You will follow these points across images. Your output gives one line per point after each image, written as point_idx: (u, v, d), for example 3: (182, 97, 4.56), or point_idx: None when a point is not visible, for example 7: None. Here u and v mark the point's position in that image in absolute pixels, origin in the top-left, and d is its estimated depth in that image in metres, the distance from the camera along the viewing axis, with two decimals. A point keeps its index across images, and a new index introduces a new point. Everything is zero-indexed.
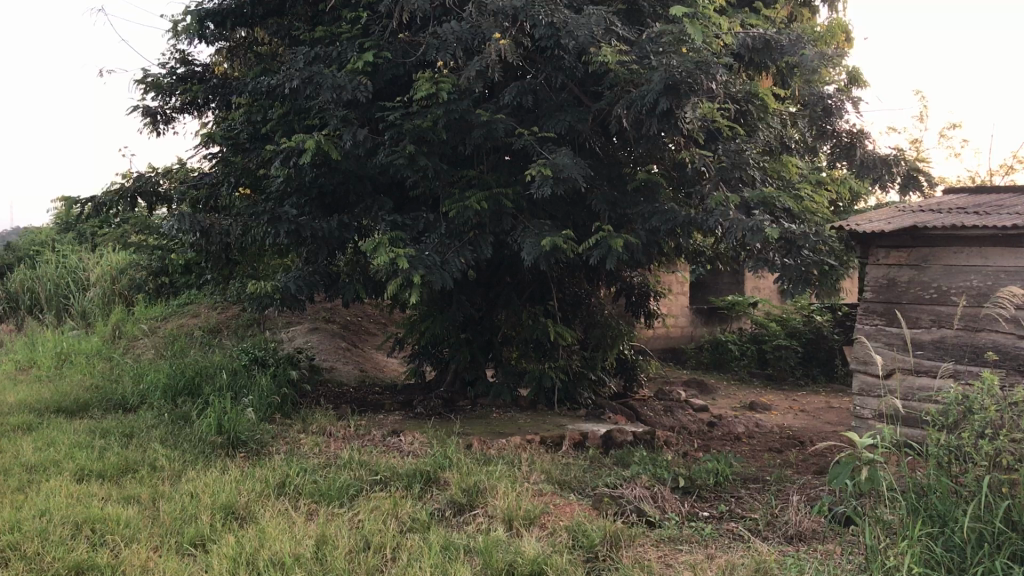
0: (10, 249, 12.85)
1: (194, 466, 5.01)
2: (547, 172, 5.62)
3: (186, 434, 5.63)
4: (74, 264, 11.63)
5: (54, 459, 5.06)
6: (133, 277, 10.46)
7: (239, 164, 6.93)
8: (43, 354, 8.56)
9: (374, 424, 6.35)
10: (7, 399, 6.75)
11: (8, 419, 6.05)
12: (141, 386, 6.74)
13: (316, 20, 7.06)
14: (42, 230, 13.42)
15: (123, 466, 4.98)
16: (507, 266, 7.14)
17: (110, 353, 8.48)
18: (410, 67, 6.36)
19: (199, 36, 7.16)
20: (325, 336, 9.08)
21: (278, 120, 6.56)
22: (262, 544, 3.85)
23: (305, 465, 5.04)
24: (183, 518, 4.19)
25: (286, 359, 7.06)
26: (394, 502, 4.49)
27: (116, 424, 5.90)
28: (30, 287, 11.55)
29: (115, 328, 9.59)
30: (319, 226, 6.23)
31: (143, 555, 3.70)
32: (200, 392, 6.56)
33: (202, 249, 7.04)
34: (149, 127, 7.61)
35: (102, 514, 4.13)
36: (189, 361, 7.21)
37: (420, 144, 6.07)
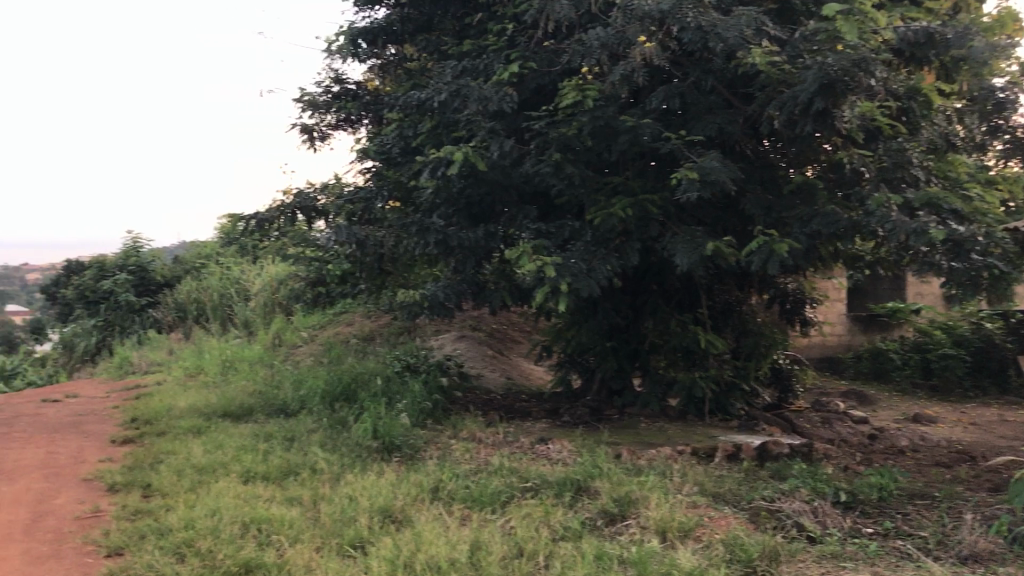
0: (178, 263, 13.70)
1: (351, 470, 5.15)
2: (695, 176, 5.50)
3: (343, 439, 5.80)
4: (237, 276, 12.24)
5: (224, 461, 5.30)
6: (291, 288, 10.92)
7: (391, 177, 7.12)
8: (211, 361, 9.02)
9: (523, 432, 6.37)
10: (179, 403, 7.13)
11: (180, 423, 6.39)
12: (301, 392, 6.99)
13: (463, 33, 7.19)
14: (207, 244, 14.21)
15: (286, 469, 5.18)
16: (655, 273, 7.05)
17: (271, 360, 8.86)
18: (555, 76, 6.38)
19: (352, 54, 7.44)
20: (473, 344, 9.19)
21: (427, 133, 6.71)
22: (418, 547, 3.91)
23: (457, 471, 5.10)
24: (343, 520, 4.31)
25: (436, 366, 7.18)
26: (546, 510, 4.48)
27: (278, 428, 6.15)
28: (197, 298, 12.23)
29: (275, 336, 10.02)
30: (466, 236, 6.31)
31: (306, 556, 3.83)
32: (356, 398, 6.75)
33: (356, 260, 7.26)
34: (307, 144, 7.93)
35: (267, 515, 4.29)
36: (346, 368, 7.45)
37: (565, 152, 6.07)
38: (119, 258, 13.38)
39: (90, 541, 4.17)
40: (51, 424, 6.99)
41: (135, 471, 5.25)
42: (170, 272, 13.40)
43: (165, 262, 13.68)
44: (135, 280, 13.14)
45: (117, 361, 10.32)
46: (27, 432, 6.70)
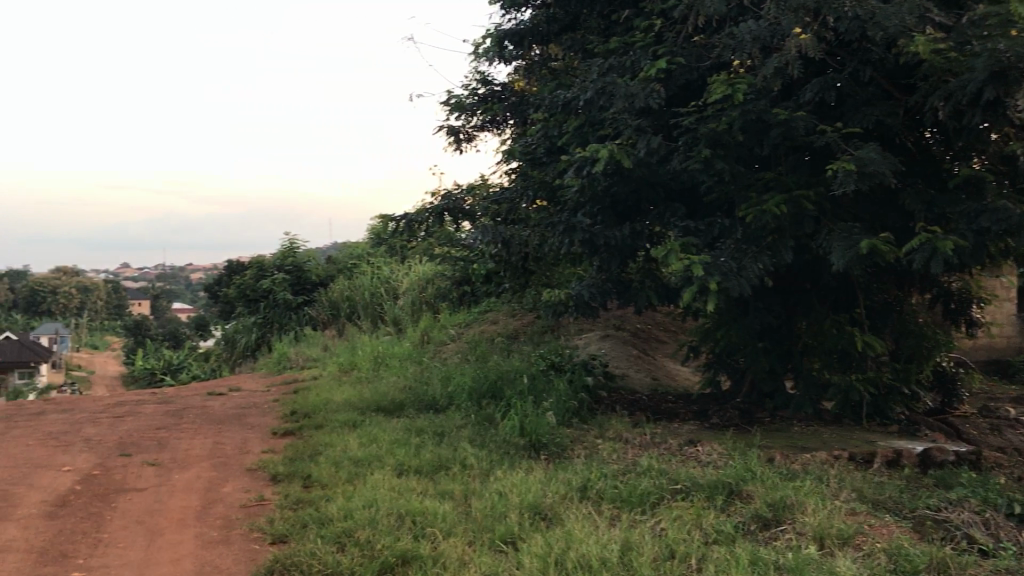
0: (331, 262, 14.21)
1: (501, 466, 5.21)
2: (852, 168, 5.27)
3: (491, 435, 5.88)
4: (386, 275, 12.57)
5: (378, 455, 5.46)
6: (439, 286, 11.14)
7: (537, 176, 7.16)
8: (362, 357, 9.30)
9: (671, 433, 6.29)
10: (334, 397, 7.39)
11: (336, 416, 6.61)
12: (449, 388, 7.12)
13: (609, 31, 7.17)
14: (358, 244, 14.68)
15: (437, 463, 5.29)
16: (808, 271, 6.83)
17: (420, 357, 9.06)
18: (704, 70, 6.27)
19: (498, 56, 7.55)
20: (618, 343, 9.15)
21: (573, 132, 6.72)
22: (570, 545, 3.91)
23: (605, 471, 5.08)
24: (494, 515, 4.37)
25: (581, 365, 7.18)
26: (697, 512, 4.41)
27: (428, 424, 6.28)
28: (348, 296, 12.64)
29: (423, 334, 10.25)
30: (612, 234, 6.28)
31: (460, 550, 3.90)
32: (503, 396, 6.83)
33: (502, 259, 7.35)
34: (454, 146, 8.08)
35: (421, 508, 4.39)
36: (493, 367, 7.54)
37: (714, 148, 5.96)
38: (276, 259, 14.03)
39: (257, 529, 4.38)
40: (218, 416, 7.37)
41: (295, 463, 5.48)
42: (324, 271, 13.91)
43: (318, 262, 14.21)
44: (291, 280, 13.70)
45: (275, 357, 10.80)
46: (197, 423, 7.10)
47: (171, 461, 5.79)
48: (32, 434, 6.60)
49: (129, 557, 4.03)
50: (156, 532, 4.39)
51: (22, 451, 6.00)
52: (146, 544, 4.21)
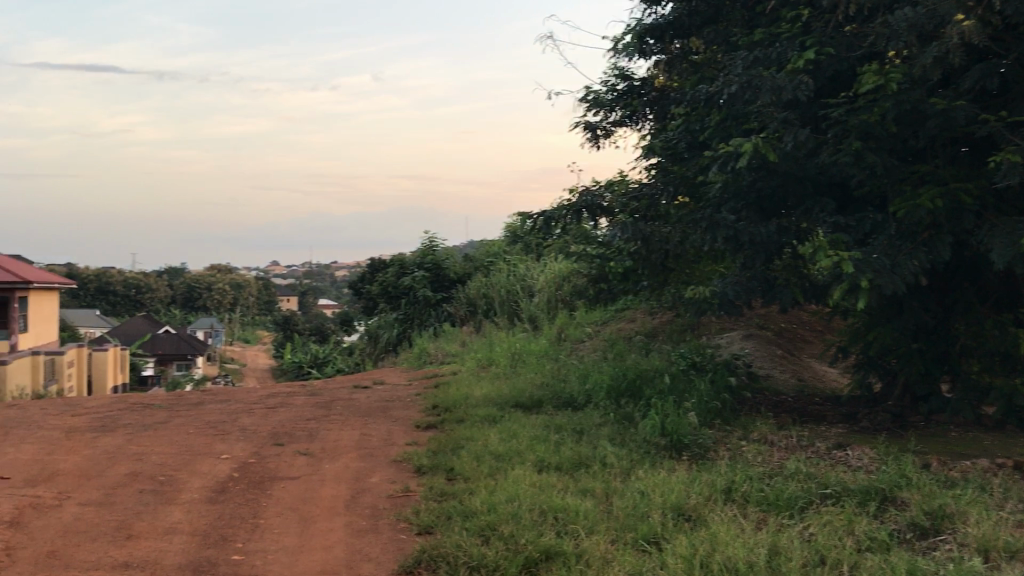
0: (468, 260, 14.41)
1: (641, 465, 5.17)
2: (1017, 160, 4.98)
3: (632, 434, 5.83)
4: (523, 272, 12.62)
5: (519, 450, 5.50)
6: (575, 284, 11.13)
7: (678, 172, 7.06)
8: (500, 353, 9.39)
9: (819, 436, 6.09)
10: (474, 392, 7.49)
11: (477, 411, 6.69)
12: (588, 386, 7.10)
13: (753, 23, 6.99)
14: (494, 242, 14.85)
15: (577, 460, 5.29)
16: (968, 268, 6.48)
17: (558, 354, 9.07)
18: (855, 60, 6.04)
19: (639, 51, 7.49)
20: (761, 343, 8.92)
21: (716, 127, 6.59)
22: (715, 548, 3.84)
23: (750, 473, 4.96)
24: (636, 515, 4.33)
25: (723, 365, 7.03)
26: (848, 518, 4.26)
27: (568, 421, 6.28)
28: (485, 293, 12.78)
29: (560, 331, 10.27)
30: (757, 230, 6.12)
31: (603, 548, 3.88)
32: (642, 394, 6.76)
33: (642, 257, 7.27)
34: (592, 142, 8.04)
35: (564, 505, 4.40)
36: (632, 365, 7.48)
37: (866, 140, 5.72)
38: (416, 257, 14.35)
39: (404, 519, 4.49)
40: (363, 409, 7.59)
41: (439, 456, 5.59)
42: (461, 268, 14.12)
43: (457, 260, 14.43)
44: (430, 277, 13.98)
45: (416, 352, 11.05)
46: (344, 415, 7.33)
47: (320, 451, 6.01)
48: (193, 423, 6.98)
49: (285, 542, 4.20)
50: (309, 519, 4.56)
51: (184, 438, 6.35)
52: (300, 530, 4.38)
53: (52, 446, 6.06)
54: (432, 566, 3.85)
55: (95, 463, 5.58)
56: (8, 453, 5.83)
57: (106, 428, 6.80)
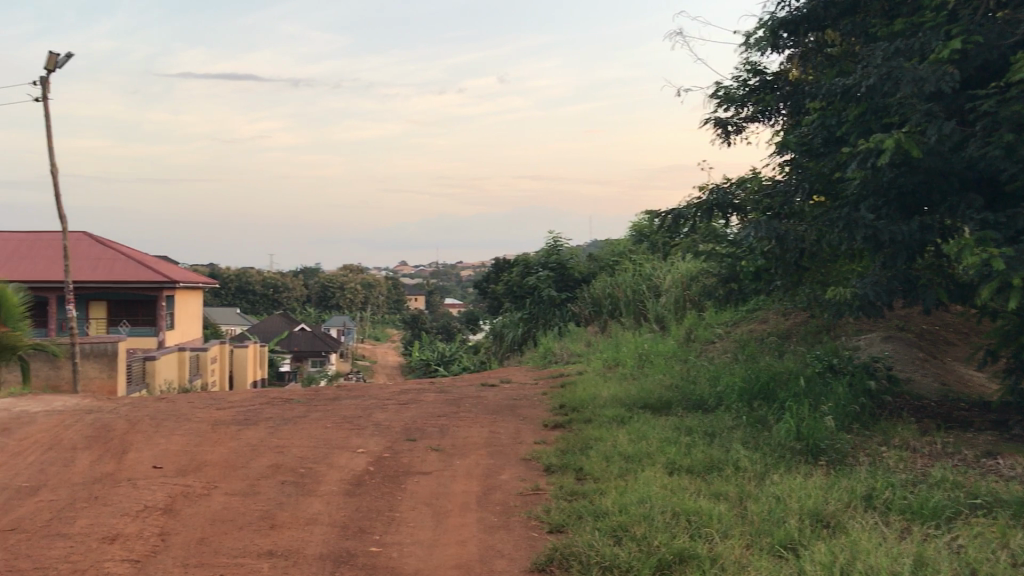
0: (593, 259, 14.38)
1: (776, 470, 5.04)
2: None
3: (765, 438, 5.69)
4: (649, 272, 12.43)
5: (649, 452, 5.44)
6: (703, 283, 10.96)
7: (813, 169, 6.86)
8: (627, 354, 9.32)
9: (966, 443, 5.80)
10: (603, 392, 7.46)
11: (605, 411, 6.66)
12: (718, 388, 6.97)
13: (894, 12, 6.70)
14: (619, 241, 14.76)
15: (709, 463, 5.20)
16: None
17: (686, 355, 8.94)
18: (1006, 48, 5.72)
19: (772, 46, 7.28)
20: (901, 346, 8.57)
21: (853, 121, 6.36)
22: (856, 556, 3.70)
23: (893, 480, 4.77)
24: (772, 520, 4.23)
25: (862, 368, 6.78)
26: (1002, 530, 4.04)
27: (699, 424, 6.19)
28: (611, 293, 12.71)
29: (688, 332, 10.13)
30: (898, 228, 5.88)
31: (738, 552, 3.80)
32: (776, 397, 6.60)
33: (775, 256, 7.09)
34: (722, 139, 7.90)
35: (696, 508, 4.33)
36: (764, 367, 7.30)
37: (1018, 131, 5.42)
38: (541, 257, 14.41)
39: (535, 518, 4.52)
40: (491, 407, 7.67)
41: (568, 456, 5.59)
42: (586, 268, 14.09)
43: (582, 259, 14.39)
44: (555, 276, 14.01)
45: (542, 352, 11.10)
46: (473, 412, 7.43)
47: (451, 447, 6.11)
48: (329, 417, 7.21)
49: (420, 536, 4.29)
50: (442, 513, 4.64)
51: (322, 432, 6.57)
52: (434, 525, 4.46)
53: (200, 438, 6.37)
54: (564, 565, 3.86)
55: (240, 454, 5.84)
56: (161, 443, 6.15)
57: (248, 421, 7.10)
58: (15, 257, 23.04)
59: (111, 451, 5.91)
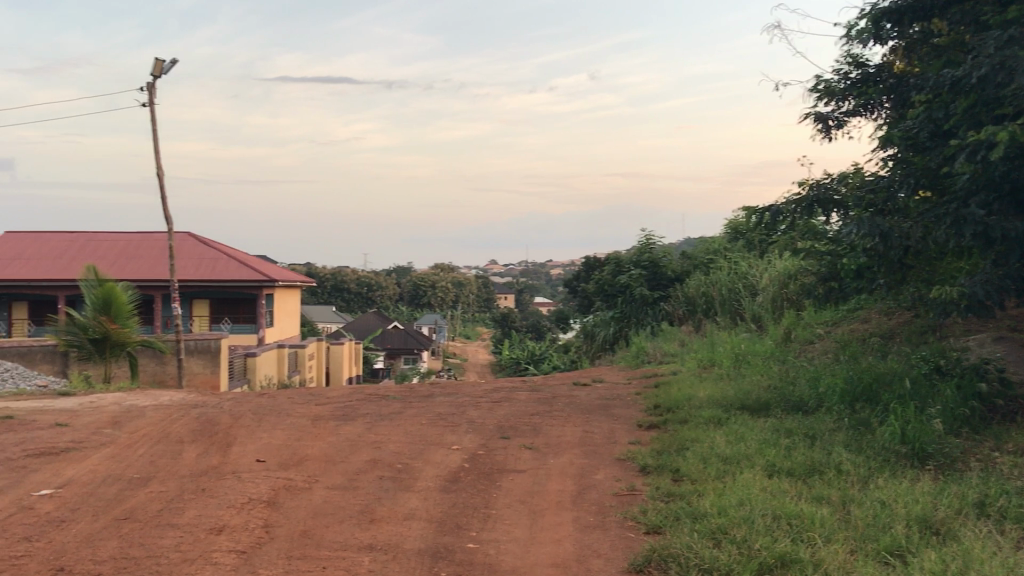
0: (686, 257, 14.21)
1: (881, 474, 4.89)
2: None
3: (869, 441, 5.52)
4: (744, 270, 12.17)
5: (747, 454, 5.34)
6: (801, 282, 10.69)
7: (919, 163, 6.62)
8: (723, 354, 9.17)
9: None
10: (698, 392, 7.35)
11: (701, 412, 6.56)
12: (819, 390, 6.80)
13: None
14: (713, 239, 14.54)
15: (810, 466, 5.08)
16: None
17: (784, 355, 8.74)
18: None
19: (874, 36, 7.07)
20: (1013, 347, 8.21)
21: (963, 114, 6.12)
22: (969, 564, 3.56)
23: (1007, 487, 4.57)
24: (878, 526, 4.10)
25: (971, 371, 6.52)
26: None
27: (798, 426, 6.04)
28: (705, 292, 12.52)
29: (786, 332, 9.91)
30: (1012, 224, 5.63)
31: (843, 558, 3.69)
32: (879, 399, 6.40)
33: (878, 254, 6.87)
34: (822, 134, 7.70)
35: (798, 512, 4.23)
36: (866, 368, 7.09)
37: None
38: (634, 255, 14.30)
39: (632, 518, 4.49)
40: (585, 406, 7.64)
41: (664, 457, 5.53)
42: (679, 266, 13.92)
43: (675, 258, 14.22)
44: (648, 275, 13.87)
45: (635, 351, 11.01)
46: (567, 411, 7.41)
47: (545, 446, 6.10)
48: (424, 414, 7.29)
49: (516, 534, 4.30)
50: (538, 512, 4.64)
51: (417, 429, 6.64)
52: (530, 523, 4.47)
53: (300, 433, 6.52)
54: (663, 566, 3.82)
55: (339, 449, 5.95)
56: (263, 438, 6.31)
57: (346, 417, 7.23)
58: (123, 257, 23.99)
59: (216, 445, 6.09)
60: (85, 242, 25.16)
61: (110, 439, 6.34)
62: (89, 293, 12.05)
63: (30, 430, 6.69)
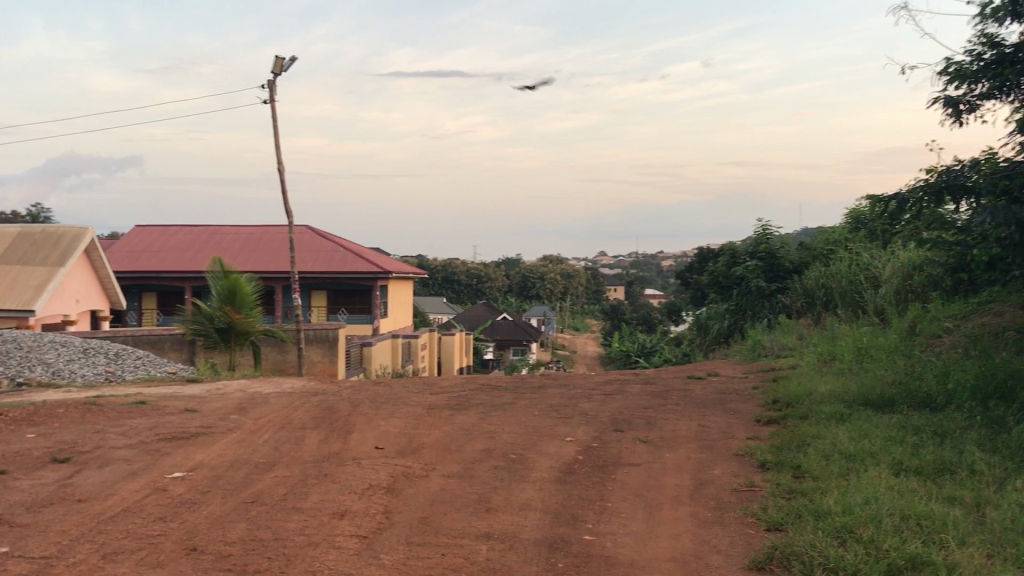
0: (805, 248, 13.85)
1: (1018, 476, 4.65)
2: None
3: (1004, 441, 5.26)
4: (866, 261, 11.73)
5: (872, 452, 5.16)
6: (928, 273, 10.26)
7: None
8: (844, 348, 8.88)
9: None
10: (818, 387, 7.14)
11: (822, 407, 6.37)
12: (948, 386, 6.51)
13: None
14: (833, 228, 14.12)
15: (940, 466, 4.87)
16: None
17: (910, 349, 8.40)
18: None
19: (1011, 14, 6.71)
20: None
21: None
22: None
23: None
24: (1017, 530, 3.89)
25: None
26: None
27: (927, 423, 5.80)
28: (824, 283, 12.16)
29: (911, 326, 9.53)
30: None
31: (979, 562, 3.52)
32: (1015, 397, 6.09)
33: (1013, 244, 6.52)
34: (952, 118, 7.36)
35: (929, 513, 4.06)
36: (1000, 364, 6.75)
37: None
38: (749, 246, 14.02)
39: (751, 515, 4.40)
40: (701, 400, 7.52)
41: (783, 453, 5.40)
42: (797, 257, 13.56)
43: (792, 249, 13.86)
44: (764, 266, 13.58)
45: (751, 344, 10.80)
46: (681, 405, 7.32)
47: (660, 440, 6.03)
48: (537, 405, 7.30)
49: (633, 527, 4.26)
50: (654, 506, 4.59)
51: (532, 420, 6.67)
52: (647, 517, 4.42)
53: (416, 422, 6.62)
54: (785, 564, 3.72)
55: (454, 438, 6.02)
56: (381, 425, 6.44)
57: (460, 406, 7.31)
58: (245, 250, 24.88)
59: (336, 432, 6.25)
60: (210, 235, 26.19)
61: (237, 425, 6.58)
62: (215, 283, 12.53)
63: (163, 414, 7.00)
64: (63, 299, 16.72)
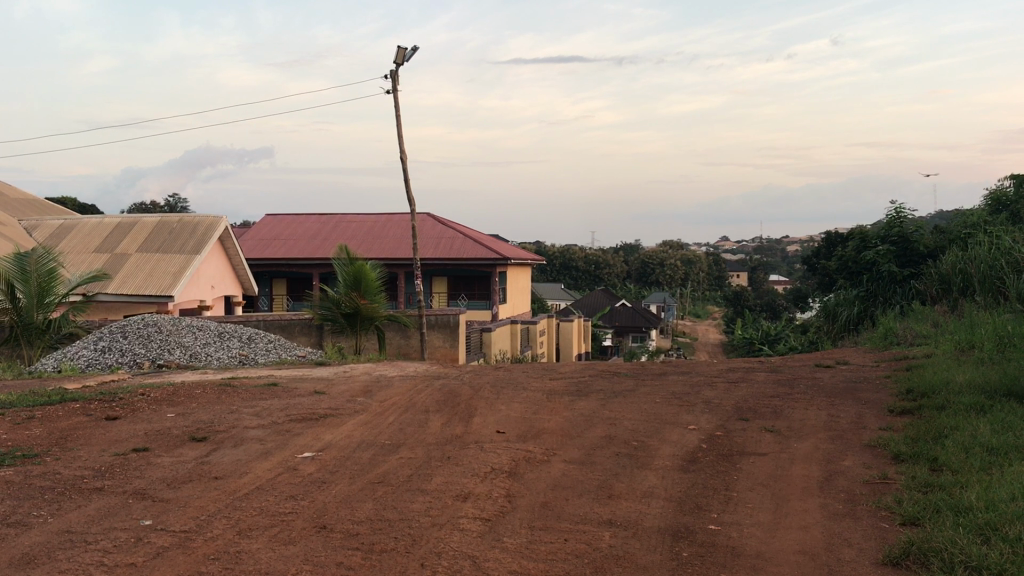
0: (941, 232, 13.24)
1: None
2: None
3: None
4: (1008, 245, 11.07)
5: (1015, 445, 4.88)
6: None
7: None
8: (985, 336, 8.42)
9: None
10: (956, 377, 6.78)
11: (961, 398, 6.07)
12: None
13: None
14: (973, 211, 13.43)
15: None
16: None
17: None
18: None
19: None
20: None
21: None
22: None
23: None
24: None
25: None
26: None
27: None
28: (962, 268, 11.56)
29: None
30: None
31: None
32: None
33: None
34: None
35: None
36: None
37: None
38: (881, 229, 13.52)
39: (885, 508, 4.23)
40: (829, 389, 7.28)
41: (919, 444, 5.17)
42: (933, 241, 12.95)
43: (928, 233, 13.25)
44: (897, 251, 13.07)
45: (882, 333, 10.40)
46: (809, 394, 7.11)
47: (788, 429, 5.87)
48: (659, 392, 7.22)
49: (760, 518, 4.16)
50: (782, 496, 4.46)
51: (654, 407, 6.59)
52: (774, 507, 4.30)
53: (537, 406, 6.64)
54: (923, 561, 3.55)
55: (575, 423, 6.01)
56: (502, 410, 6.48)
57: (580, 392, 7.30)
58: (369, 237, 25.51)
59: (459, 415, 6.32)
60: (336, 224, 26.95)
61: (363, 407, 6.74)
62: (341, 269, 12.86)
63: (293, 396, 7.24)
64: (200, 285, 17.50)
